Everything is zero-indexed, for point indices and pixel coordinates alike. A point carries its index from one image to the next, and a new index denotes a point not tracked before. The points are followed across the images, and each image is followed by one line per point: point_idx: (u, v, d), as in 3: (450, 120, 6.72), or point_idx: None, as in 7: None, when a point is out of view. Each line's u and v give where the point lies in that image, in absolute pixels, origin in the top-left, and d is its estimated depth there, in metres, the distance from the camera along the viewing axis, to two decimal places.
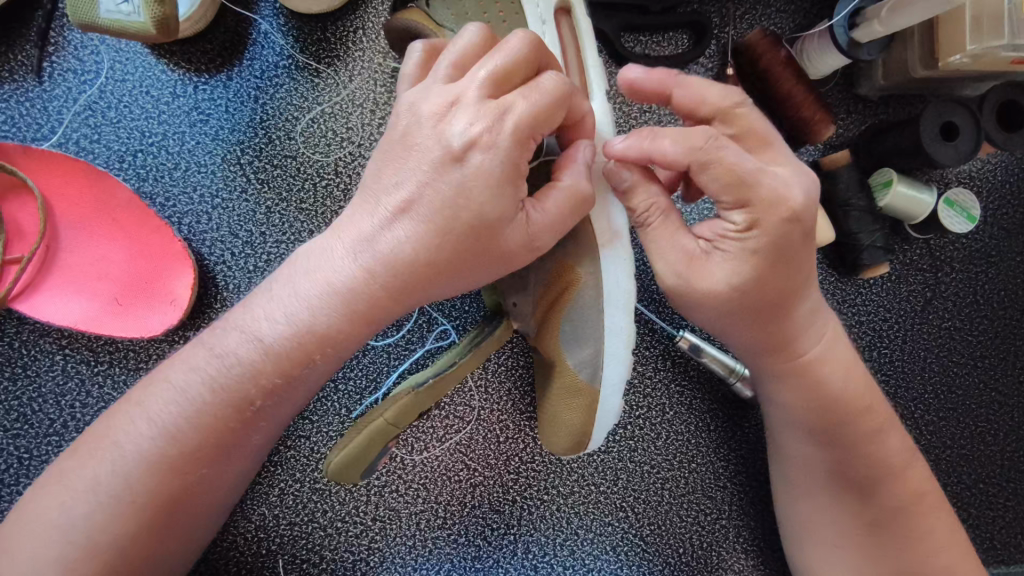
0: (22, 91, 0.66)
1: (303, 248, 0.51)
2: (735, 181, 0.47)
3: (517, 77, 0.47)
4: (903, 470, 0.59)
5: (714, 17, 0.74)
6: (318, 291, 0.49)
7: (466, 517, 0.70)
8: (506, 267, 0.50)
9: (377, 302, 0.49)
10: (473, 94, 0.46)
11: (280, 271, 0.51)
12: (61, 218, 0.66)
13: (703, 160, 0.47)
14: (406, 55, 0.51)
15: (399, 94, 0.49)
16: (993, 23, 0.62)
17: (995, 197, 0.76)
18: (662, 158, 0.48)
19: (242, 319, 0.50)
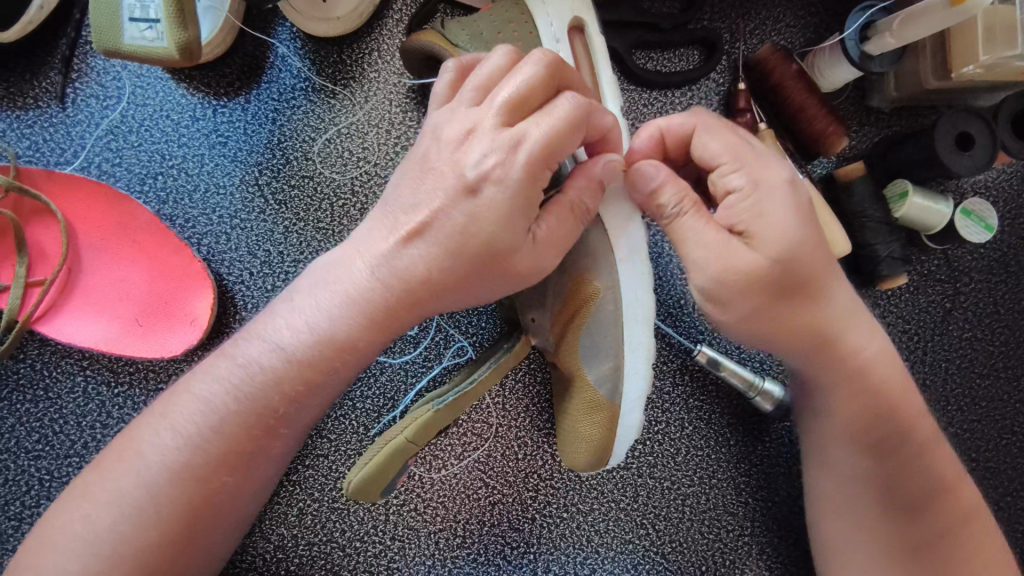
0: (46, 117, 0.67)
1: (324, 259, 0.52)
2: (733, 140, 0.52)
3: (536, 100, 0.47)
4: (933, 487, 0.57)
5: (725, 33, 0.74)
6: (337, 301, 0.50)
7: (485, 536, 0.69)
8: (531, 280, 0.51)
9: (395, 312, 0.49)
10: (489, 120, 0.47)
11: (303, 282, 0.52)
12: (84, 241, 0.67)
13: (705, 121, 0.53)
14: (439, 73, 0.52)
15: (428, 114, 0.51)
16: (1008, 37, 0.62)
17: (1012, 206, 0.75)
18: (673, 128, 0.54)
19: (264, 329, 0.51)
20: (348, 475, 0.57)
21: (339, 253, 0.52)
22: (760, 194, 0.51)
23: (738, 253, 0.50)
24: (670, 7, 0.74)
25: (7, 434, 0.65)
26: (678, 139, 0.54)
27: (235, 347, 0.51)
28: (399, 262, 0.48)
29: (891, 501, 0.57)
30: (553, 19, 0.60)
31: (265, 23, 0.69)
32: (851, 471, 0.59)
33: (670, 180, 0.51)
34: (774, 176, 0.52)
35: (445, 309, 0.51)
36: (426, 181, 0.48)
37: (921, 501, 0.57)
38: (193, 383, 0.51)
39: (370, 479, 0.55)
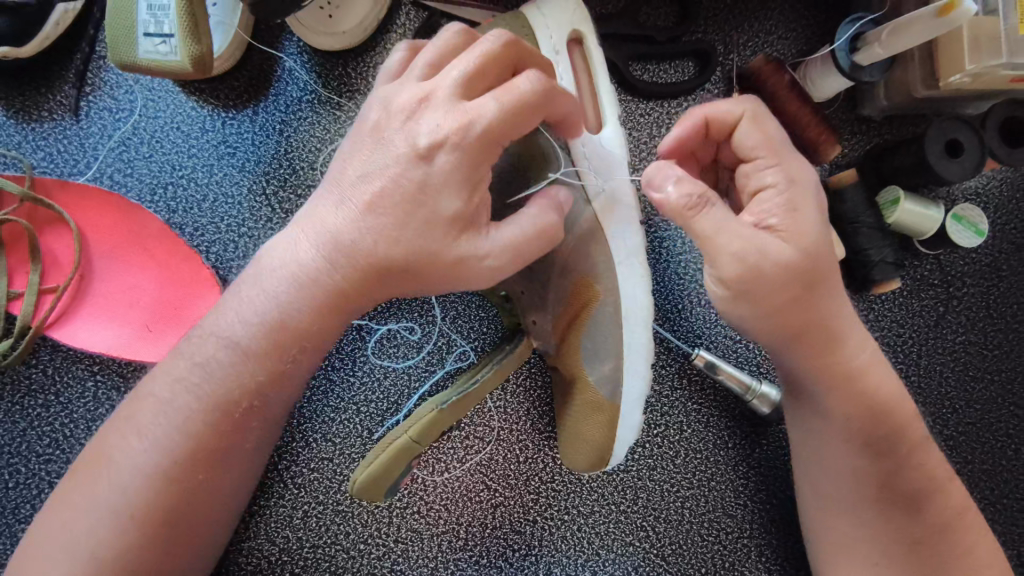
0: (60, 129, 0.69)
1: (267, 246, 0.53)
2: (773, 136, 0.56)
3: (492, 71, 0.49)
4: (924, 483, 0.59)
5: (719, 45, 0.76)
6: (291, 286, 0.51)
7: (488, 538, 0.70)
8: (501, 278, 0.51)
9: (362, 296, 0.51)
10: (445, 88, 0.48)
11: (257, 267, 0.53)
12: (96, 250, 0.69)
13: (755, 112, 0.56)
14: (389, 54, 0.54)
15: (376, 88, 0.53)
16: (992, 47, 0.64)
17: (1002, 212, 0.77)
18: (719, 116, 0.57)
19: (218, 325, 0.53)
20: (355, 472, 0.58)
21: (290, 234, 0.52)
22: (796, 192, 0.54)
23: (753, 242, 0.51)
24: (666, 20, 0.76)
25: (18, 438, 0.66)
26: (720, 126, 0.57)
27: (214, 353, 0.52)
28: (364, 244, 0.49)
29: (884, 497, 0.59)
30: (551, 30, 0.63)
31: (273, 38, 0.71)
32: (847, 472, 0.60)
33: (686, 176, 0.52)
34: (805, 175, 0.55)
35: (419, 289, 0.52)
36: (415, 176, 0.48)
37: (913, 494, 0.59)
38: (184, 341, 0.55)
39: (371, 475, 0.56)
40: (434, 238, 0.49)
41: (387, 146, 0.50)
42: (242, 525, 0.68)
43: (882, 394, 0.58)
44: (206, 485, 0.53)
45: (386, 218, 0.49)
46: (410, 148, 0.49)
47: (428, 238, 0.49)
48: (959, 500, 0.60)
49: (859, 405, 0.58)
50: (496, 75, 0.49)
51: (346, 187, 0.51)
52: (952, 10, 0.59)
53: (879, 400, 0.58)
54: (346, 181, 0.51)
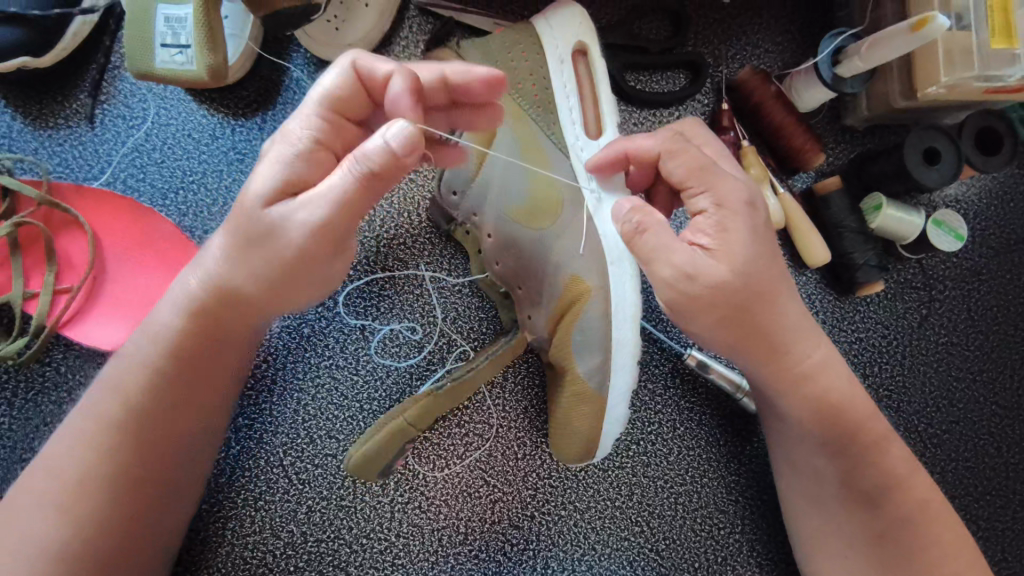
0: (76, 136, 0.72)
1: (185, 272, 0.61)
2: (698, 162, 0.57)
3: (348, 100, 0.56)
4: (896, 476, 0.62)
5: (709, 57, 0.80)
6: (179, 306, 0.60)
7: (488, 533, 0.72)
8: (325, 267, 0.55)
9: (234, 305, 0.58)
10: (298, 122, 0.55)
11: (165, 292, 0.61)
12: (110, 251, 0.72)
13: (668, 150, 0.59)
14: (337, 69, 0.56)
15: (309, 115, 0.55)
16: (965, 57, 0.67)
17: (981, 218, 0.80)
18: (640, 150, 0.60)
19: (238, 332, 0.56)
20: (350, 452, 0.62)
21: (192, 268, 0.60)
22: (727, 215, 0.55)
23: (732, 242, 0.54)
24: (659, 33, 0.79)
25: (31, 434, 0.68)
26: (644, 158, 0.60)
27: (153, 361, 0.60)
28: (222, 270, 0.57)
29: (857, 488, 0.62)
30: (559, 39, 0.68)
31: (281, 49, 0.74)
32: (818, 463, 0.63)
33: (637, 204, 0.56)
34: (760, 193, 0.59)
35: (286, 299, 0.57)
36: (258, 181, 0.54)
37: (882, 488, 0.62)
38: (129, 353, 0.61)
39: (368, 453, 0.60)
40: (267, 236, 0.54)
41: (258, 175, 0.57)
42: (247, 519, 0.70)
43: (855, 389, 0.62)
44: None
45: (235, 224, 0.56)
46: (281, 160, 0.54)
47: (263, 239, 0.54)
48: (930, 495, 0.63)
49: (838, 401, 0.61)
50: (358, 98, 0.56)
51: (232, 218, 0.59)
52: (924, 27, 0.63)
53: (853, 396, 0.61)
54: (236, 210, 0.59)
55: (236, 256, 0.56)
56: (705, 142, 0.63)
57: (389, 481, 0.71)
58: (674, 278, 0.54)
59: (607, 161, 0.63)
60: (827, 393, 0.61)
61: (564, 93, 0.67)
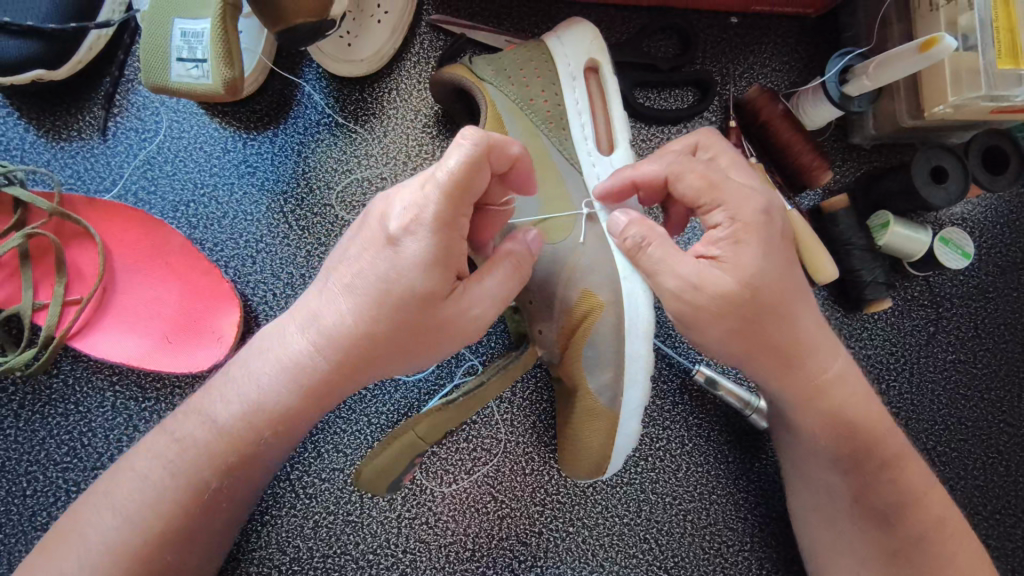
0: (88, 148, 0.73)
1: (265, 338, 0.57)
2: (709, 180, 0.56)
3: (477, 184, 0.47)
4: (910, 493, 0.61)
5: (717, 76, 0.80)
6: (279, 372, 0.55)
7: (495, 549, 0.72)
8: (451, 346, 0.55)
9: (343, 376, 0.54)
10: (434, 208, 0.48)
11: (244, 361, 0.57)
12: (120, 264, 0.72)
13: (671, 172, 0.58)
14: (457, 137, 0.46)
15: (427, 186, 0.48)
16: (971, 79, 0.67)
17: (987, 237, 0.80)
18: (645, 178, 0.60)
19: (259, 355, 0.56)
20: (359, 467, 0.60)
21: (290, 328, 0.56)
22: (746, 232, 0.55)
23: (753, 257, 0.54)
24: (667, 51, 0.80)
25: (37, 445, 0.68)
26: (650, 183, 0.60)
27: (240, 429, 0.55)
28: (329, 330, 0.53)
29: (868, 504, 0.62)
30: (571, 58, 0.69)
31: (294, 64, 0.75)
32: (832, 478, 0.63)
33: (636, 221, 0.58)
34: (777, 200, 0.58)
35: (412, 364, 0.55)
36: (398, 255, 0.50)
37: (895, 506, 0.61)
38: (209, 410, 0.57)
39: (376, 469, 0.58)
40: (415, 315, 0.52)
41: (380, 249, 0.51)
42: (254, 534, 0.70)
43: (866, 406, 0.61)
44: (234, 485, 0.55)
45: (369, 300, 0.52)
46: (406, 233, 0.50)
47: (408, 318, 0.52)
48: (945, 510, 0.63)
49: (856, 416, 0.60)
50: (485, 177, 0.47)
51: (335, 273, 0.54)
52: (932, 47, 0.63)
53: (865, 413, 0.61)
54: (342, 273, 0.54)
55: (366, 326, 0.52)
56: (715, 156, 0.63)
57: (396, 496, 0.71)
58: (687, 292, 0.55)
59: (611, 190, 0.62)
60: (839, 408, 0.60)
61: (575, 110, 0.68)
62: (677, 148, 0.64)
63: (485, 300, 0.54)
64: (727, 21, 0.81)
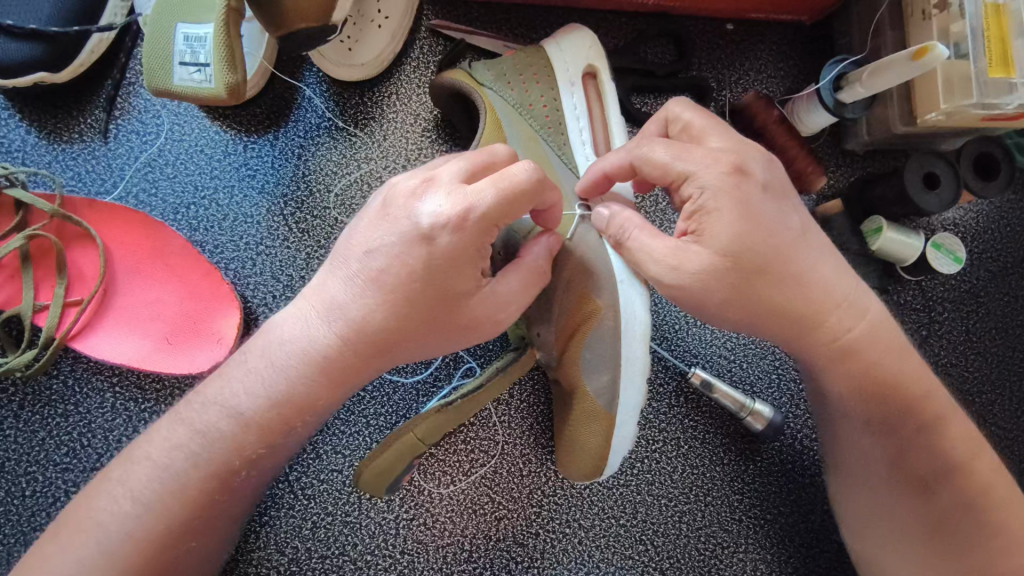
0: (89, 150, 0.73)
1: (277, 322, 0.57)
2: (666, 163, 0.55)
3: (527, 200, 0.51)
4: (952, 457, 0.59)
5: (713, 82, 0.81)
6: (292, 359, 0.54)
7: (492, 550, 0.72)
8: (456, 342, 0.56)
9: (357, 369, 0.54)
10: (486, 208, 0.51)
11: (258, 343, 0.56)
12: (121, 266, 0.72)
13: (640, 157, 0.57)
14: (517, 167, 0.52)
15: (476, 194, 0.51)
16: (964, 86, 0.68)
17: (979, 242, 0.82)
18: (612, 171, 0.60)
19: (268, 339, 0.56)
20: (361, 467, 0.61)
21: (304, 315, 0.55)
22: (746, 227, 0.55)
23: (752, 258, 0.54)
24: (664, 57, 0.81)
25: (36, 446, 0.68)
26: (621, 173, 0.60)
27: (255, 411, 0.54)
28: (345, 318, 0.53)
29: (906, 469, 0.60)
30: (569, 65, 0.70)
31: (295, 68, 0.75)
32: (869, 443, 0.62)
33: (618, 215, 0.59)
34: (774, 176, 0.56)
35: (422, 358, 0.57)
36: (427, 250, 0.52)
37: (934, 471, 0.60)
38: (217, 393, 0.55)
39: (375, 470, 0.58)
40: (431, 310, 0.53)
41: (411, 242, 0.52)
42: (253, 535, 0.70)
43: (905, 362, 0.60)
44: (237, 481, 0.55)
45: (388, 293, 0.53)
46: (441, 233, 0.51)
47: (422, 313, 0.53)
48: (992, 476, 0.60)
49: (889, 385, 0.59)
50: (529, 203, 0.52)
51: (354, 263, 0.54)
52: (925, 55, 0.64)
53: (906, 370, 0.59)
54: (362, 263, 0.54)
55: (383, 321, 0.53)
56: (687, 126, 0.58)
57: (394, 497, 0.71)
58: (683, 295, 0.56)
59: (590, 185, 0.62)
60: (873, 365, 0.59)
61: (574, 115, 0.69)
62: (652, 129, 0.61)
63: (500, 300, 0.55)
64: (723, 28, 0.82)
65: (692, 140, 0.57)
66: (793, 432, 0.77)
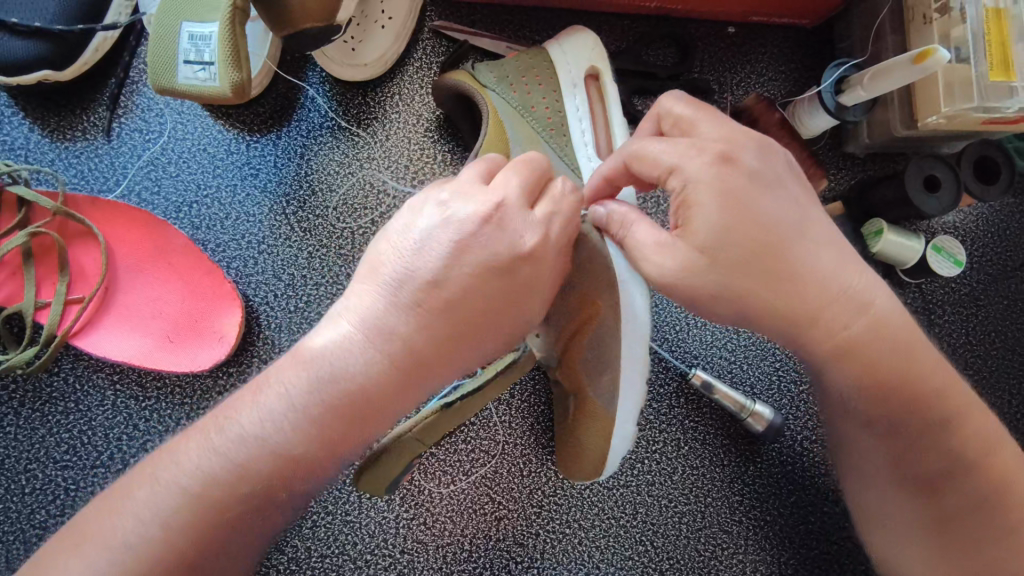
0: (92, 148, 0.73)
1: (290, 360, 0.48)
2: (657, 159, 0.53)
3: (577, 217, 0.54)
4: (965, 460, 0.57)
5: (714, 84, 0.82)
6: (323, 395, 0.47)
7: (491, 550, 0.72)
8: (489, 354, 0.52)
9: (407, 390, 0.48)
10: (555, 226, 0.52)
11: (269, 385, 0.48)
12: (123, 264, 0.73)
13: (631, 158, 0.55)
14: (565, 184, 0.54)
15: (546, 212, 0.52)
16: (964, 89, 0.68)
17: (978, 245, 0.82)
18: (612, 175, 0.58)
19: (282, 382, 0.48)
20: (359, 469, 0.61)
21: (342, 336, 0.49)
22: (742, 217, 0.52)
23: None
24: (666, 59, 0.81)
25: (36, 443, 0.68)
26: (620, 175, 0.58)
27: (286, 444, 0.46)
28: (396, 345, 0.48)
29: None
30: (571, 66, 0.70)
31: (298, 68, 0.76)
32: None
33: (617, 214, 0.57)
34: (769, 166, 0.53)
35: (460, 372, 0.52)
36: (505, 267, 0.50)
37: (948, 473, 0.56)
38: (234, 423, 0.47)
39: (372, 470, 0.58)
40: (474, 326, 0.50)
41: (491, 265, 0.49)
42: None
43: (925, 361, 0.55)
44: None
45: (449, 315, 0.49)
46: (517, 249, 0.50)
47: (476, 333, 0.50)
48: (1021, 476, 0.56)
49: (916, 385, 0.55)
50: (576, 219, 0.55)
51: (408, 287, 0.49)
52: (926, 58, 0.64)
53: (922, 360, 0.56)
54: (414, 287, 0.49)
55: (443, 342, 0.49)
56: (678, 120, 0.55)
57: (394, 496, 0.71)
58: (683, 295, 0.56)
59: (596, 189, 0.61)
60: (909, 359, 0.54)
61: (577, 115, 0.70)
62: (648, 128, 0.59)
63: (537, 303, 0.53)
64: (724, 31, 0.82)
65: (684, 134, 0.55)
66: (793, 433, 0.77)
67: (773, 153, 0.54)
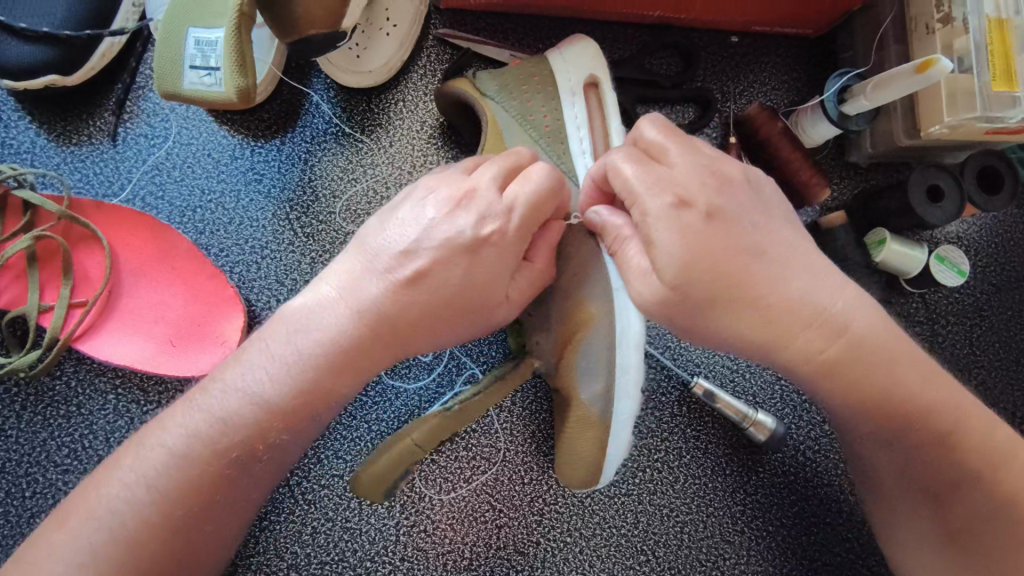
0: (98, 153, 0.74)
1: (281, 316, 0.54)
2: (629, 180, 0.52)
3: (552, 199, 0.56)
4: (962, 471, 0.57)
5: (717, 93, 0.82)
6: (302, 355, 0.51)
7: (492, 559, 0.72)
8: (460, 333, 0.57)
9: (378, 352, 0.53)
10: (522, 207, 0.55)
11: (263, 337, 0.53)
12: (126, 268, 0.73)
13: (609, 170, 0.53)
14: (537, 167, 0.56)
15: (512, 194, 0.55)
16: (967, 100, 0.69)
17: (982, 256, 0.82)
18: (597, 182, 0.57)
19: (266, 339, 0.53)
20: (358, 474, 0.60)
21: (322, 297, 0.54)
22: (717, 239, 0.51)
23: None
24: (669, 68, 0.82)
25: (37, 448, 0.68)
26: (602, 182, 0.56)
27: (268, 395, 0.51)
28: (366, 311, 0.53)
29: None
30: (571, 75, 0.70)
31: (302, 74, 0.76)
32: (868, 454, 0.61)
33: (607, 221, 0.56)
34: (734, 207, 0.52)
35: (435, 345, 0.57)
36: (467, 244, 0.54)
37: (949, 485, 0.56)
38: (221, 382, 0.52)
39: (375, 476, 0.58)
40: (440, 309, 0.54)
41: (453, 241, 0.54)
42: (252, 539, 0.70)
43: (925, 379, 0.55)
44: None
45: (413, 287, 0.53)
46: (479, 229, 0.54)
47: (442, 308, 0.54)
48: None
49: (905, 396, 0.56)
50: (555, 201, 0.57)
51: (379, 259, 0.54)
52: (929, 68, 0.64)
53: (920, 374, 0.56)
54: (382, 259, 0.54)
55: (407, 310, 0.53)
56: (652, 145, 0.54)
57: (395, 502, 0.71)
58: None
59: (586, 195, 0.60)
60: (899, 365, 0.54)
61: (574, 125, 0.70)
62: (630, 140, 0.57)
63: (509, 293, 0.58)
64: (727, 41, 0.83)
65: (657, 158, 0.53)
66: (795, 443, 0.76)
67: (734, 187, 0.53)
